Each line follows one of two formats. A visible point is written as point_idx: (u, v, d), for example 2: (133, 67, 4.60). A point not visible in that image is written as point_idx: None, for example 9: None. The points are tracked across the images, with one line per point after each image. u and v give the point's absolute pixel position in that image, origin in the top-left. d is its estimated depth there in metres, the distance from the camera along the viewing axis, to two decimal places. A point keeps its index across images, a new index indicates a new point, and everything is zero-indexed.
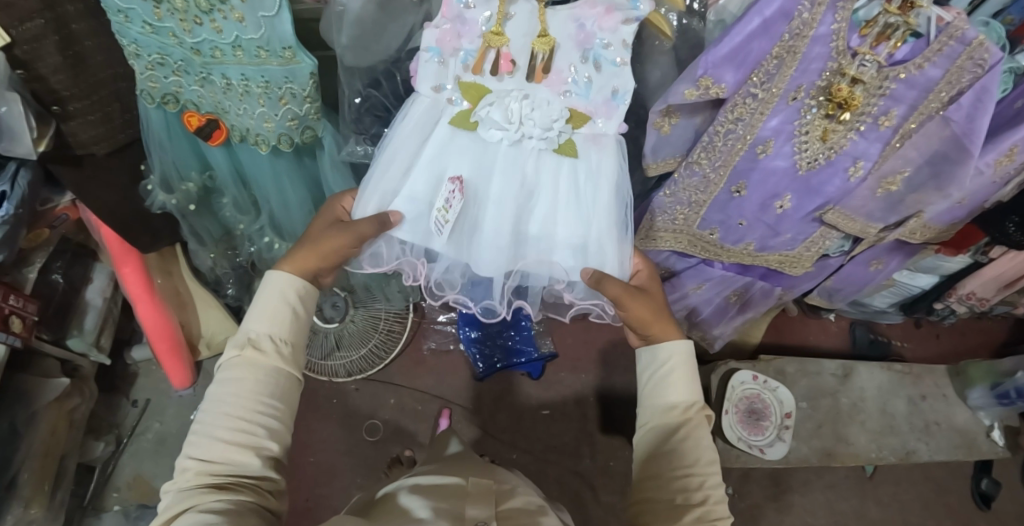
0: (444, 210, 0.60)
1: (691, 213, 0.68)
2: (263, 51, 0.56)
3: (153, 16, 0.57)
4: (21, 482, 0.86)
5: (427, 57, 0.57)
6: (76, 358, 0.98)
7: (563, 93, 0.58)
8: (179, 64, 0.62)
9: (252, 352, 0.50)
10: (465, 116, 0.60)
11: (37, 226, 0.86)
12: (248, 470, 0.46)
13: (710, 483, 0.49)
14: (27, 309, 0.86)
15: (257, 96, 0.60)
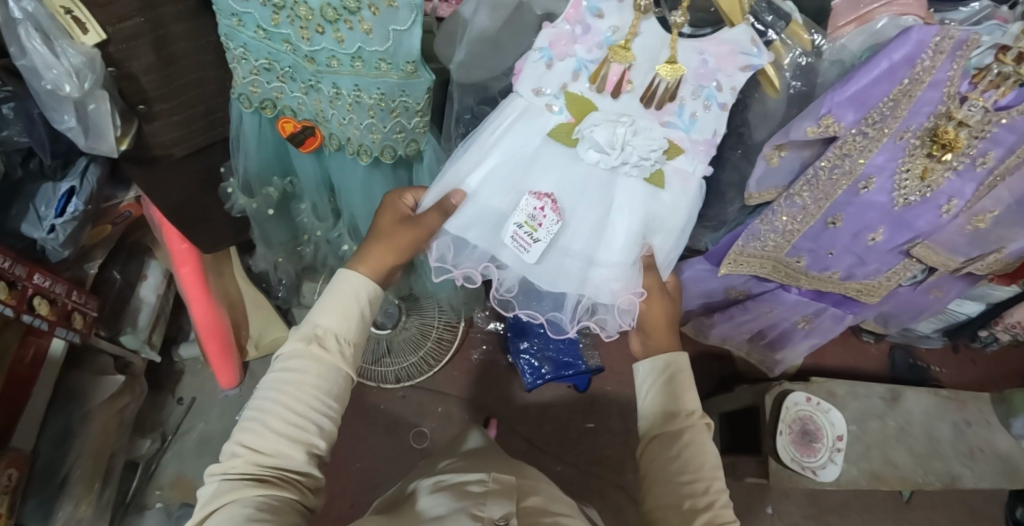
0: (531, 227, 0.59)
1: (782, 241, 0.68)
2: (383, 63, 0.56)
3: (270, 22, 0.57)
4: (72, 481, 0.88)
5: (536, 59, 0.56)
6: (129, 355, 0.98)
7: (665, 122, 0.58)
8: (286, 71, 0.61)
9: (316, 348, 0.49)
10: (566, 127, 0.59)
11: (101, 222, 0.87)
12: (293, 466, 0.45)
13: (718, 487, 0.48)
14: (88, 305, 0.89)
15: (367, 107, 0.60)
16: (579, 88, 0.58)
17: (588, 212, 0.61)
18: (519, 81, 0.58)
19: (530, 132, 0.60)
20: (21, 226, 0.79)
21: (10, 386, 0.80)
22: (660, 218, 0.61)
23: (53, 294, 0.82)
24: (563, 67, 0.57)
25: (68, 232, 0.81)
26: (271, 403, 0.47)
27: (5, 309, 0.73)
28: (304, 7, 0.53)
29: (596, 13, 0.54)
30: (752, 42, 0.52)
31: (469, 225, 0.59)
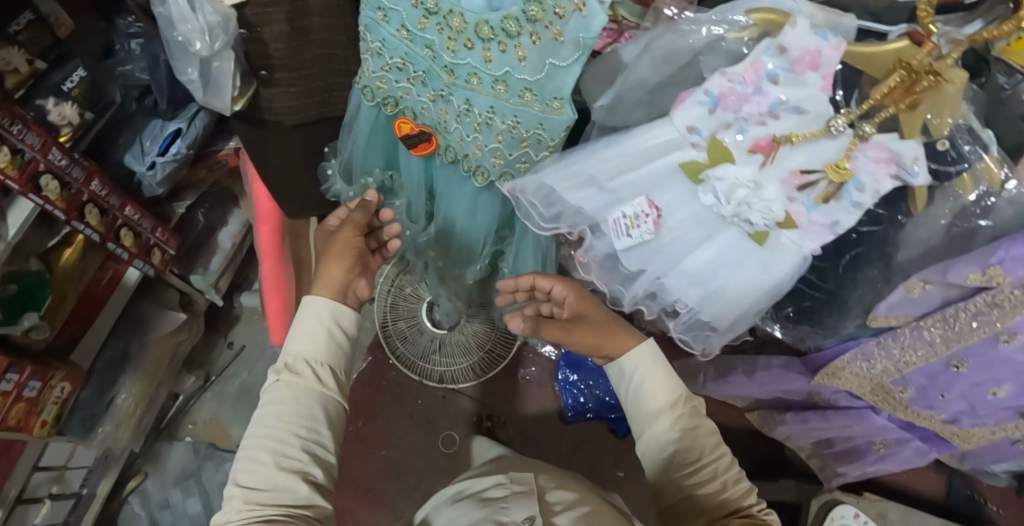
0: (630, 223, 0.58)
1: (892, 367, 0.63)
2: (528, 93, 0.52)
3: (416, 24, 0.53)
4: (117, 403, 0.94)
5: (699, 100, 0.47)
6: (194, 293, 1.03)
7: (792, 197, 0.49)
8: (418, 74, 0.59)
9: (289, 377, 0.49)
10: (698, 168, 0.53)
11: (197, 166, 0.89)
12: (296, 500, 0.45)
13: (723, 464, 0.51)
14: (169, 243, 0.92)
15: (497, 132, 0.57)
16: (727, 138, 0.49)
17: (687, 232, 0.58)
18: (674, 109, 0.49)
19: (659, 161, 0.54)
20: (125, 156, 0.81)
21: (83, 306, 0.86)
22: (731, 269, 0.58)
23: (139, 228, 0.86)
24: (722, 118, 0.48)
25: (166, 172, 0.83)
26: (260, 444, 0.46)
27: (92, 235, 0.79)
28: (457, 18, 0.50)
29: (775, 80, 0.43)
30: (914, 160, 0.42)
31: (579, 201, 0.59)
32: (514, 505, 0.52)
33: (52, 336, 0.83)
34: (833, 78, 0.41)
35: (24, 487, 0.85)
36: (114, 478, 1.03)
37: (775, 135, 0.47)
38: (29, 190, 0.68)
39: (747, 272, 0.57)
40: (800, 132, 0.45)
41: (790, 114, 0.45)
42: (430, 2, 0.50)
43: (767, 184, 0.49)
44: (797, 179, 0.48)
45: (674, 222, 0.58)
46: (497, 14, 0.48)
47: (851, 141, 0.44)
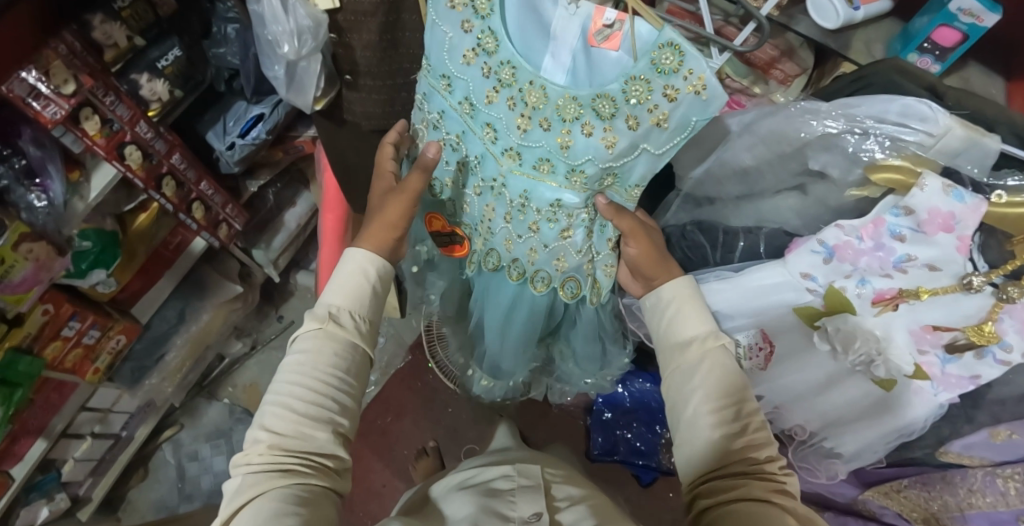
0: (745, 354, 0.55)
1: (951, 501, 0.57)
2: (610, 178, 0.50)
3: (482, 100, 0.51)
4: (166, 359, 1.00)
5: (813, 249, 0.45)
6: (254, 266, 1.06)
7: (923, 351, 0.45)
8: (469, 159, 0.57)
9: (328, 327, 0.49)
10: (813, 314, 0.49)
11: (276, 148, 0.93)
12: (319, 448, 0.44)
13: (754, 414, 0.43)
14: (236, 219, 0.95)
15: (564, 224, 0.54)
16: (848, 288, 0.46)
17: (808, 371, 0.54)
18: (786, 254, 0.47)
19: (769, 299, 0.50)
20: (207, 134, 0.85)
21: (151, 266, 0.90)
22: (854, 414, 0.53)
23: (211, 203, 0.89)
24: (839, 268, 0.45)
25: (243, 153, 0.86)
26: (291, 390, 0.46)
27: (166, 205, 0.82)
28: (538, 93, 0.48)
29: (902, 237, 0.42)
30: None
31: None
32: (521, 500, 0.55)
33: (119, 289, 0.87)
34: (970, 240, 0.40)
35: (70, 422, 0.91)
36: (152, 425, 1.09)
37: (902, 288, 0.44)
38: (113, 157, 0.72)
39: (878, 425, 0.51)
40: (929, 287, 0.43)
41: (920, 270, 0.43)
42: (505, 71, 0.49)
43: (893, 335, 0.46)
44: (930, 333, 0.45)
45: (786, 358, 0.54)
46: (590, 92, 0.45)
47: (995, 301, 0.41)
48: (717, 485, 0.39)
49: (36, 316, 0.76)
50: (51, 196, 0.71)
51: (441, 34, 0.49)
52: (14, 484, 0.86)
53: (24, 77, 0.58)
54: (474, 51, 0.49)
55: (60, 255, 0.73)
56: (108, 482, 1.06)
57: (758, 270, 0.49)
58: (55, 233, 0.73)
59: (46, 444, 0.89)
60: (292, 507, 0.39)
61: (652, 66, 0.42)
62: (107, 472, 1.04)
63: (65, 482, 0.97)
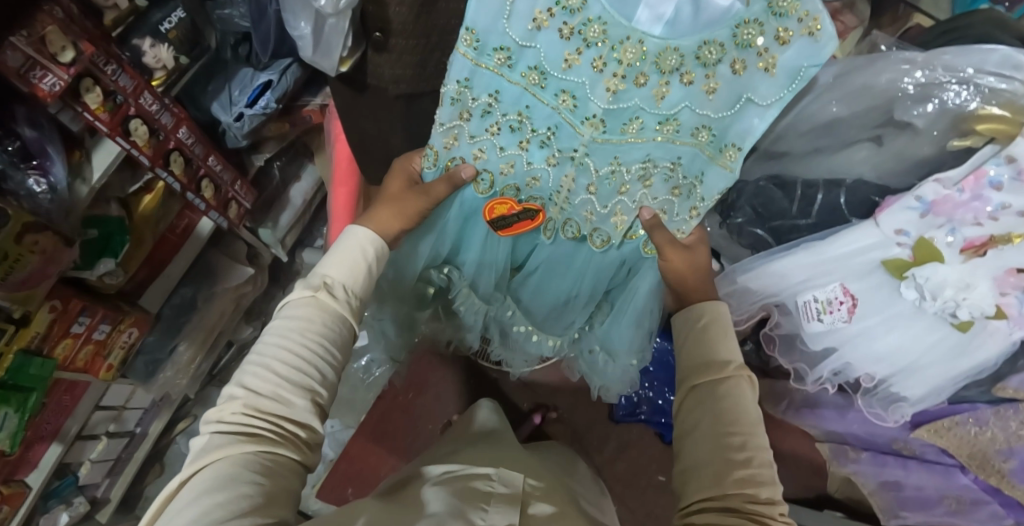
0: (823, 309, 0.55)
1: (1000, 437, 0.59)
2: (704, 132, 0.53)
3: (562, 67, 0.51)
4: (178, 351, 0.92)
5: (908, 206, 0.45)
6: (261, 248, 0.98)
7: (1004, 294, 0.47)
8: (536, 133, 0.57)
9: (323, 293, 0.47)
10: (901, 265, 0.49)
11: (284, 119, 0.86)
12: (294, 415, 0.41)
13: (755, 445, 0.43)
14: (245, 196, 0.88)
15: (647, 180, 0.57)
16: (938, 238, 0.46)
17: (887, 326, 0.54)
18: (878, 214, 0.46)
19: (855, 255, 0.50)
20: (212, 106, 0.78)
21: (159, 252, 0.84)
22: (926, 364, 0.55)
23: (220, 180, 0.82)
24: (933, 222, 0.45)
25: (252, 124, 0.80)
26: (271, 354, 0.43)
27: (174, 183, 0.76)
28: (634, 51, 0.49)
29: (999, 189, 0.41)
30: None
31: (758, 277, 0.56)
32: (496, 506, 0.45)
33: (126, 279, 0.81)
34: None
35: (85, 423, 0.86)
36: (167, 419, 1.03)
37: (992, 236, 0.44)
38: (118, 133, 0.65)
39: (949, 367, 0.54)
40: (1021, 232, 0.43)
41: (1012, 217, 0.42)
42: (593, 32, 0.49)
43: (977, 283, 0.47)
44: (1014, 276, 0.45)
45: (874, 318, 0.54)
46: (694, 42, 0.47)
47: None
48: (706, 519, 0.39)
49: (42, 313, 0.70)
50: (52, 180, 0.65)
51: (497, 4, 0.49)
52: (32, 493, 0.81)
53: (17, 45, 0.51)
54: (552, 12, 0.48)
55: (68, 246, 0.68)
56: (126, 481, 1.01)
57: (852, 233, 0.48)
58: (60, 224, 0.67)
59: (62, 447, 0.83)
60: (252, 478, 0.36)
61: (766, 10, 0.45)
62: (123, 470, 0.99)
63: (82, 485, 0.92)
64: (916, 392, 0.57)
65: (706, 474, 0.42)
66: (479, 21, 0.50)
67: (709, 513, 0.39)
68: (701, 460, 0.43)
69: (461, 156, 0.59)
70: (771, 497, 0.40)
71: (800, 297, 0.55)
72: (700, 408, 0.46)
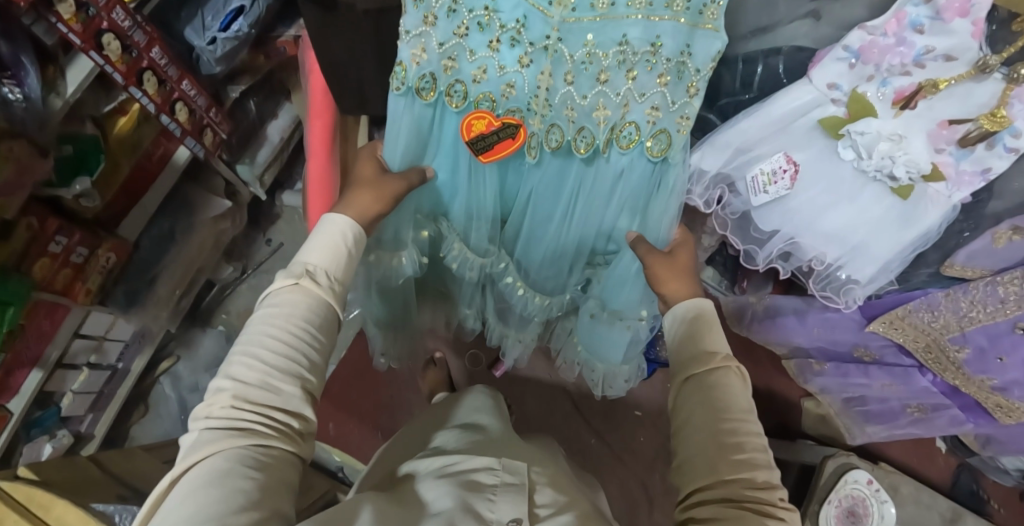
0: (768, 181, 0.56)
1: (953, 323, 0.59)
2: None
3: None
4: (158, 281, 0.94)
5: (838, 56, 0.47)
6: (239, 185, 1.02)
7: (938, 150, 0.48)
8: (502, 26, 0.52)
9: (307, 282, 0.48)
10: (837, 124, 0.51)
11: (256, 51, 0.89)
12: (282, 405, 0.43)
13: (749, 433, 0.46)
14: (221, 125, 0.91)
15: (629, 68, 0.51)
16: (869, 91, 0.48)
17: (831, 196, 0.56)
18: (811, 70, 0.49)
19: (793, 117, 0.52)
20: (185, 31, 0.80)
21: (135, 181, 0.85)
22: (869, 236, 0.55)
23: (194, 105, 0.84)
24: (863, 72, 0.47)
25: (226, 49, 0.82)
26: (259, 345, 0.44)
27: (148, 104, 0.78)
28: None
29: (921, 29, 0.43)
30: None
31: (709, 152, 0.56)
32: (500, 504, 0.46)
33: (103, 205, 0.82)
34: (983, 24, 0.41)
35: (65, 351, 0.86)
36: (149, 357, 1.04)
37: (920, 84, 0.46)
38: (92, 47, 0.67)
39: (892, 235, 0.54)
40: (946, 78, 0.45)
41: (936, 62, 0.44)
42: None
43: (911, 137, 0.49)
44: (946, 129, 0.47)
45: (815, 189, 0.56)
46: None
47: (1005, 85, 0.43)
48: (704, 511, 0.41)
49: (19, 231, 0.72)
50: (26, 90, 0.66)
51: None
52: (14, 418, 0.82)
53: None
54: None
55: (42, 156, 0.71)
56: (110, 419, 1.02)
57: (784, 95, 0.51)
58: (33, 133, 0.69)
59: (42, 374, 0.84)
60: (251, 473, 0.38)
61: None
62: (107, 407, 1.00)
63: (65, 417, 0.93)
64: (864, 272, 0.58)
65: (703, 465, 0.44)
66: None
67: (709, 503, 0.42)
68: (699, 451, 0.45)
69: (431, 72, 0.55)
70: (767, 481, 0.43)
71: (746, 172, 0.56)
72: (693, 407, 0.48)
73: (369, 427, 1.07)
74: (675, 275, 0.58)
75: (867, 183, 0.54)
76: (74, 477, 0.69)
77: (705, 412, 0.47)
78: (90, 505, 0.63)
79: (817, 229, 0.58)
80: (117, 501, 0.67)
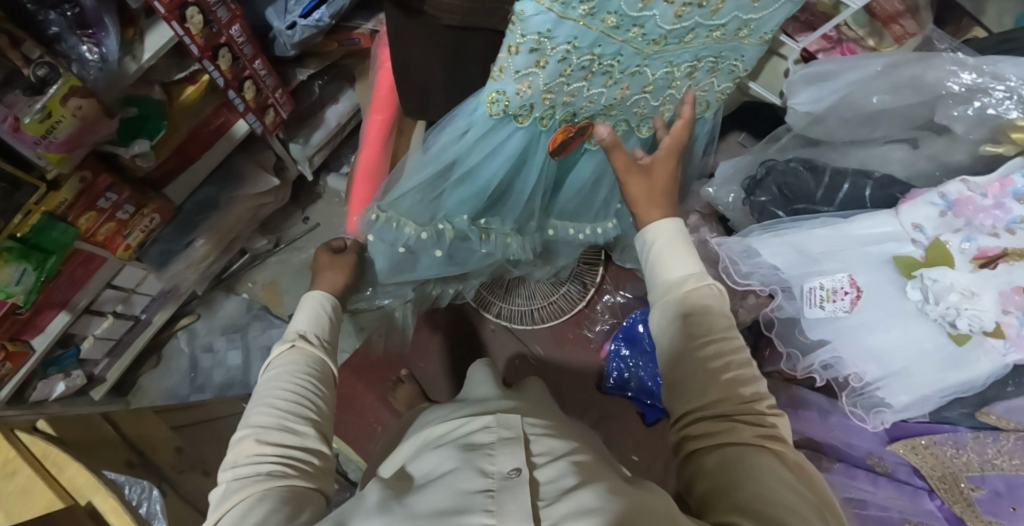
0: (826, 295, 0.58)
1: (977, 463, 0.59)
2: (747, 30, 0.53)
3: (636, 6, 0.45)
4: (194, 246, 0.94)
5: (932, 201, 0.52)
6: (289, 162, 1.00)
7: (1007, 312, 0.48)
8: (602, 64, 0.51)
9: (303, 344, 0.51)
10: (912, 264, 0.54)
11: (331, 38, 0.87)
12: (298, 442, 0.43)
13: (739, 357, 0.44)
14: (283, 106, 0.90)
15: (692, 74, 0.57)
16: (953, 242, 0.51)
17: (885, 325, 0.56)
18: (902, 205, 0.54)
19: (871, 244, 0.56)
20: (268, 11, 0.80)
21: (190, 144, 0.85)
22: (912, 368, 0.55)
23: (262, 85, 0.84)
24: (951, 222, 0.51)
25: (303, 36, 0.81)
26: (276, 396, 0.45)
27: (218, 78, 0.78)
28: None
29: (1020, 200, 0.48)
30: None
31: (779, 250, 0.60)
32: (501, 456, 0.39)
33: (156, 166, 0.82)
34: None
35: (94, 299, 0.88)
36: (171, 312, 1.05)
37: (1006, 248, 0.48)
38: (174, 18, 0.66)
39: (934, 375, 0.54)
40: None
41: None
42: None
43: (982, 294, 0.49)
44: (1020, 295, 0.47)
45: (874, 315, 0.56)
46: None
47: None
48: (701, 427, 0.40)
49: (72, 181, 0.72)
50: (104, 51, 0.67)
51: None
52: (35, 356, 0.85)
53: None
54: None
55: (108, 117, 0.70)
56: (123, 365, 1.04)
57: (867, 217, 0.56)
58: (103, 92, 0.69)
59: (69, 318, 0.86)
60: (279, 503, 0.36)
61: None
62: (123, 353, 1.02)
63: (83, 359, 0.95)
64: (896, 401, 0.57)
65: (696, 389, 0.42)
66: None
67: (703, 421, 0.40)
68: (692, 378, 0.43)
69: (531, 102, 0.54)
70: (762, 398, 0.41)
71: (807, 282, 0.59)
72: (672, 330, 0.45)
73: (369, 419, 1.05)
74: (648, 198, 0.52)
75: (924, 322, 0.54)
76: (88, 437, 0.72)
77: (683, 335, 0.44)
78: (103, 471, 0.66)
79: (865, 346, 0.57)
80: (125, 470, 0.69)
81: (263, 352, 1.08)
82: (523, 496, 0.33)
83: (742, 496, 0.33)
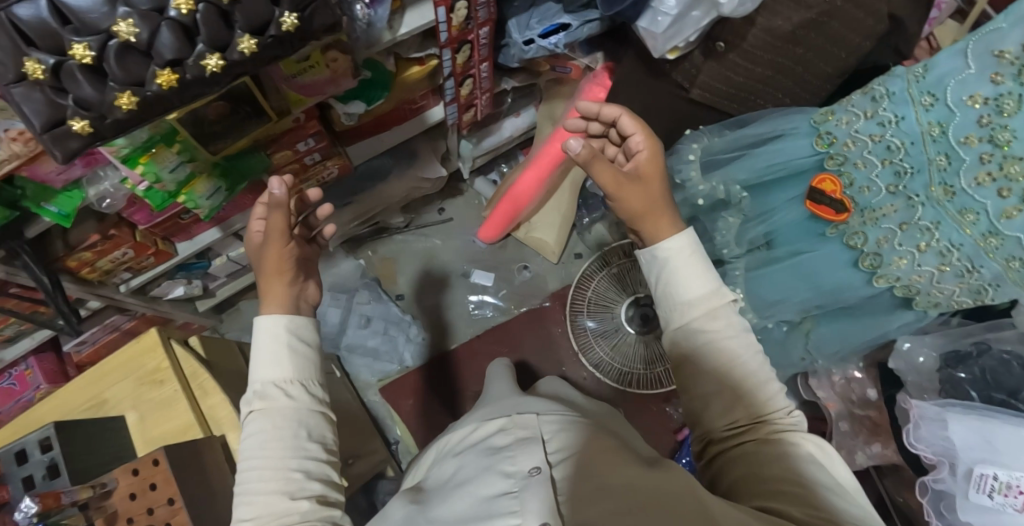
0: (999, 487, 0.59)
1: None
2: (1015, 263, 0.55)
3: (965, 137, 0.53)
4: (349, 207, 0.97)
5: None
6: (453, 156, 1.04)
7: None
8: (903, 164, 0.59)
9: (263, 406, 0.43)
10: None
11: (547, 60, 0.89)
12: (301, 515, 0.39)
13: (748, 364, 0.48)
14: (481, 107, 0.93)
15: (943, 261, 0.60)
16: None
17: None
18: None
19: None
20: (510, 21, 0.82)
21: (390, 116, 0.87)
22: None
23: (478, 85, 0.87)
24: None
25: (534, 54, 0.84)
26: (256, 477, 0.41)
27: (449, 68, 0.80)
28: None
29: None
30: None
31: (965, 430, 0.62)
32: (524, 455, 0.41)
33: (353, 126, 0.84)
34: None
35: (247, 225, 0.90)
36: None
37: None
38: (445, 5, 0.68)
39: None
40: None
41: None
42: (1005, 136, 0.51)
43: None
44: None
45: None
46: None
47: None
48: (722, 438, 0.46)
49: (288, 120, 0.73)
50: (374, 15, 0.65)
51: (959, 64, 0.53)
52: (174, 259, 0.85)
53: None
54: (987, 99, 0.51)
55: (351, 76, 0.70)
56: (234, 290, 1.06)
57: None
58: (357, 48, 0.67)
59: (218, 234, 0.87)
60: None
61: None
62: (240, 279, 1.04)
63: (207, 273, 0.97)
64: None
65: (719, 409, 0.47)
66: (940, 65, 0.55)
67: (726, 446, 0.46)
68: (711, 390, 0.48)
69: (838, 137, 0.64)
70: (767, 406, 0.47)
71: (982, 468, 0.61)
72: (697, 342, 0.48)
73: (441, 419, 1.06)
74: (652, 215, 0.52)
75: None
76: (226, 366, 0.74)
77: (707, 346, 0.47)
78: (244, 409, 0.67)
79: None
80: None
81: (364, 320, 1.09)
82: (547, 492, 0.35)
83: (763, 486, 0.41)
